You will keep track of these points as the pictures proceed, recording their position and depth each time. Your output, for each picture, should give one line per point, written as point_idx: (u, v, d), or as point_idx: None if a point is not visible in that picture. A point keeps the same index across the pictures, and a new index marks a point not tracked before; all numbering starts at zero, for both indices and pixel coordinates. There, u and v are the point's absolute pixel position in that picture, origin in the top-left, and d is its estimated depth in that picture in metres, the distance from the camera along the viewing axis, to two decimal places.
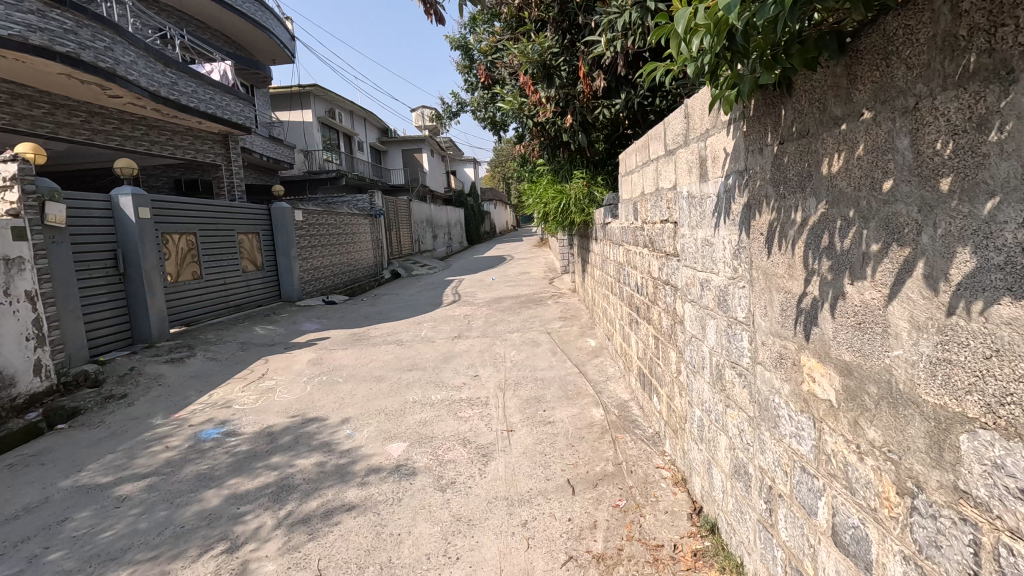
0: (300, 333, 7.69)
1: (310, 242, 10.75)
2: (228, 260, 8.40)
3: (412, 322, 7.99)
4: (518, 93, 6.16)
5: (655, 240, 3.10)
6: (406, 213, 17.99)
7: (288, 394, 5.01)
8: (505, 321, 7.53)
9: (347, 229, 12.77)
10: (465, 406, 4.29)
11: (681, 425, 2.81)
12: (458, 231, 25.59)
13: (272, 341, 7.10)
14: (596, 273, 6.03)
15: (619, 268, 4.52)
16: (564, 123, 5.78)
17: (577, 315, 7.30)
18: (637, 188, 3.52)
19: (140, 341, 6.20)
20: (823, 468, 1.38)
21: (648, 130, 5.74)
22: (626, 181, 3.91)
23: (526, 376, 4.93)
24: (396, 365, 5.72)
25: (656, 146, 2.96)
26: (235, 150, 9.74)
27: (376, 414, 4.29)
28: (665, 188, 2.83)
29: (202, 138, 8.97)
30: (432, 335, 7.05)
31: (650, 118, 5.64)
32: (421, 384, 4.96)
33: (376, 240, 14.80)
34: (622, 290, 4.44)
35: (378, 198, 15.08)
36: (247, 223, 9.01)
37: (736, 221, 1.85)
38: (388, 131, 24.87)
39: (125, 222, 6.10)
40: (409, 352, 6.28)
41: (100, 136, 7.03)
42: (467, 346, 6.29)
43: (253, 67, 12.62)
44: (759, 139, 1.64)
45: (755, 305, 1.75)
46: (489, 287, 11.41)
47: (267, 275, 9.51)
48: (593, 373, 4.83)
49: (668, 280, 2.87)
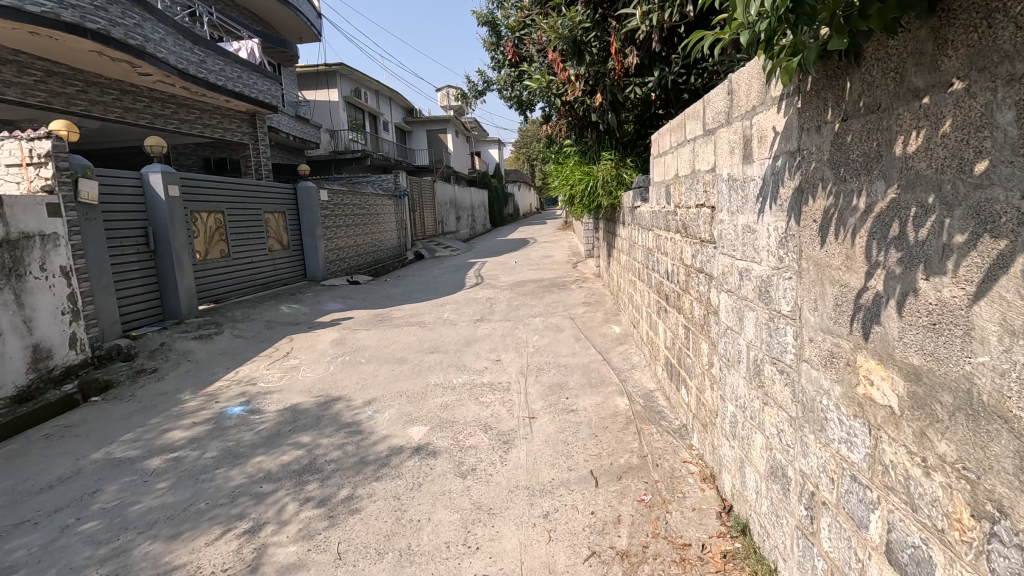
0: (325, 312, 7.76)
1: (335, 222, 10.81)
2: (255, 239, 8.50)
3: (435, 304, 7.98)
4: (546, 71, 5.97)
5: (690, 225, 2.95)
6: (430, 194, 17.95)
7: (311, 373, 5.05)
8: (527, 305, 7.44)
9: (371, 209, 12.80)
10: (487, 391, 4.25)
11: (712, 419, 2.70)
12: (481, 213, 25.48)
13: (297, 319, 7.18)
14: (623, 258, 5.87)
15: (648, 254, 4.36)
16: (594, 103, 5.58)
17: (601, 301, 7.16)
18: (671, 170, 3.35)
19: (170, 317, 6.33)
20: (879, 479, 1.27)
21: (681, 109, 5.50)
22: (658, 162, 3.74)
23: (548, 362, 4.86)
24: (418, 347, 5.72)
25: (694, 125, 2.79)
26: (262, 130, 9.78)
27: (398, 396, 4.29)
28: (702, 171, 2.67)
29: (230, 116, 9.02)
30: (454, 318, 7.02)
31: (684, 97, 5.40)
32: (443, 367, 4.94)
33: (400, 221, 14.82)
34: (650, 278, 4.30)
35: (402, 179, 15.06)
36: (273, 202, 9.08)
37: (784, 206, 1.71)
38: (413, 111, 24.75)
39: (155, 200, 6.19)
40: (431, 334, 6.26)
41: (131, 114, 7.11)
42: (489, 330, 6.24)
43: (280, 46, 12.62)
44: (816, 116, 1.49)
45: (803, 298, 1.61)
46: (513, 270, 11.31)
47: (293, 255, 9.61)
48: (618, 361, 4.72)
49: (702, 268, 2.73)
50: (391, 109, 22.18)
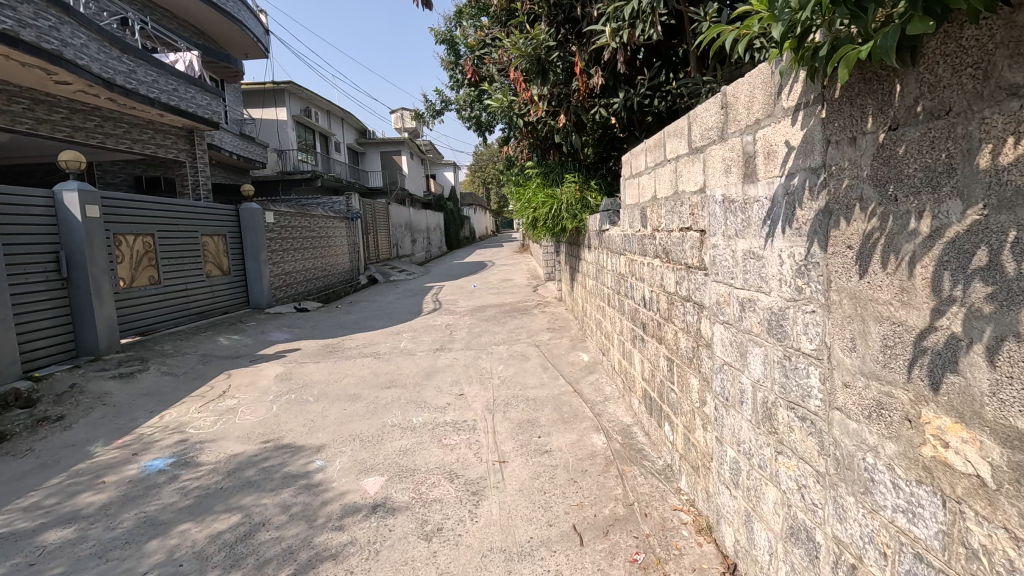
0: (269, 343, 7.13)
1: (282, 245, 10.16)
2: (191, 264, 7.79)
3: (391, 333, 7.51)
4: (508, 91, 5.78)
5: (672, 250, 2.75)
6: (384, 216, 17.44)
7: (251, 415, 4.50)
8: (490, 332, 7.11)
9: (321, 232, 12.19)
10: (450, 431, 3.87)
11: (706, 463, 2.45)
12: (437, 236, 25.09)
13: (236, 352, 6.54)
14: (589, 283, 5.68)
15: (619, 279, 4.16)
16: (557, 124, 5.42)
17: (566, 327, 6.93)
18: (648, 192, 3.16)
19: (85, 354, 5.57)
20: (962, 566, 1.03)
21: (645, 132, 5.44)
22: (631, 183, 3.56)
23: (516, 395, 4.53)
24: (373, 381, 5.26)
25: (676, 144, 2.61)
26: (201, 147, 9.11)
27: (350, 440, 3.83)
28: (687, 192, 2.48)
29: (164, 132, 8.33)
30: (412, 347, 6.59)
31: (648, 119, 5.35)
32: (401, 404, 4.51)
33: (352, 244, 14.23)
34: (622, 304, 4.09)
35: (355, 201, 14.53)
36: (212, 224, 8.40)
37: (803, 230, 1.50)
38: (366, 132, 24.29)
39: (70, 221, 5.49)
40: (387, 366, 5.80)
41: (46, 126, 6.37)
42: (450, 360, 5.86)
43: (224, 61, 12.00)
44: (848, 125, 1.29)
45: (835, 336, 1.39)
46: (472, 294, 10.97)
47: (234, 281, 8.90)
48: (589, 392, 4.46)
49: (689, 296, 2.52)
50: (343, 129, 21.64)
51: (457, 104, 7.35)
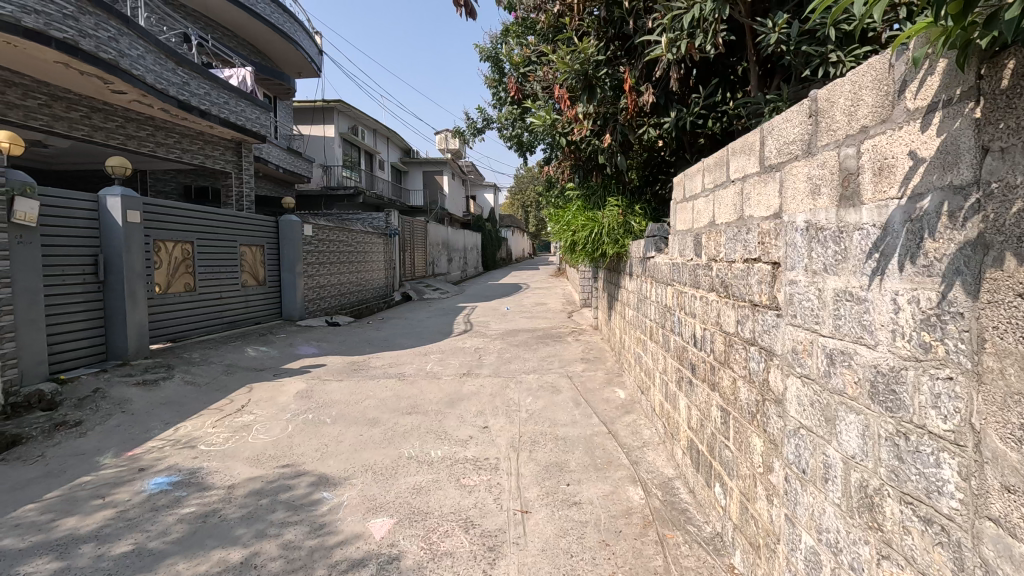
0: (296, 357, 7.02)
1: (318, 258, 10.20)
2: (228, 273, 7.84)
3: (418, 353, 7.27)
4: (552, 108, 5.55)
5: (733, 284, 2.38)
6: (422, 234, 17.50)
7: (265, 434, 4.29)
8: (520, 358, 6.78)
9: (358, 247, 12.25)
10: (471, 470, 3.53)
11: (768, 544, 2.03)
12: (474, 256, 25.09)
13: (262, 364, 6.44)
14: (630, 314, 5.30)
15: (664, 312, 3.78)
16: (602, 144, 5.14)
17: (601, 358, 6.52)
18: (704, 215, 2.81)
19: (113, 358, 5.56)
20: None
21: (695, 155, 5.09)
22: (684, 207, 3.21)
23: (544, 433, 4.16)
24: (394, 405, 5.00)
25: (743, 161, 2.26)
26: (248, 159, 9.30)
27: (362, 472, 3.54)
28: (756, 218, 2.12)
29: (213, 143, 8.54)
30: (438, 370, 6.32)
31: (700, 141, 5.01)
32: (420, 434, 4.21)
33: (388, 260, 14.26)
34: (667, 340, 3.69)
35: (394, 218, 14.62)
36: (251, 235, 8.49)
37: (938, 269, 1.12)
38: (410, 152, 24.76)
39: (111, 225, 5.56)
40: (411, 389, 5.54)
41: (100, 133, 6.57)
42: (476, 387, 5.54)
43: (278, 79, 12.40)
44: (1020, 127, 0.93)
45: (989, 418, 1.00)
46: (504, 317, 10.68)
47: (268, 291, 8.93)
48: (625, 435, 4.04)
49: (754, 341, 2.13)
50: (388, 148, 22.11)
51: (499, 123, 7.18)
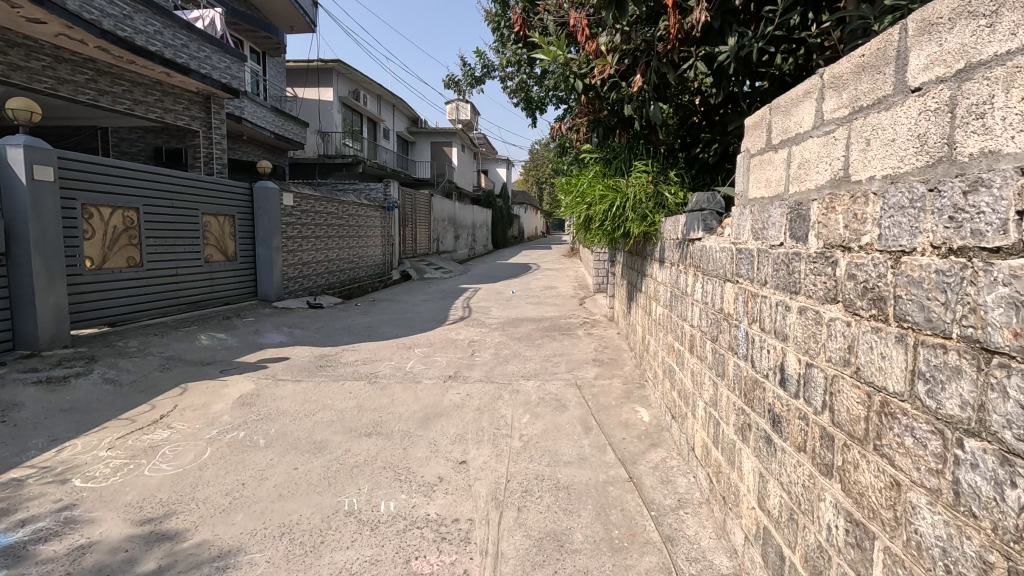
0: (258, 347, 5.99)
1: (302, 231, 9.11)
2: (186, 246, 6.80)
3: (402, 346, 6.20)
4: (564, 42, 4.31)
5: (900, 295, 1.22)
6: (425, 208, 16.31)
7: (172, 462, 3.24)
8: (520, 357, 5.67)
9: (351, 220, 11.15)
10: (430, 543, 2.44)
11: None
12: (483, 234, 23.95)
13: (212, 357, 5.40)
14: (659, 312, 4.14)
15: (719, 319, 2.60)
16: (631, 88, 3.92)
17: (617, 361, 5.39)
18: (823, 164, 1.60)
19: (21, 347, 4.56)
20: None
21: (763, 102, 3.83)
22: (773, 156, 1.99)
23: (542, 477, 3.06)
24: (353, 421, 3.93)
25: (966, 38, 1.05)
26: (219, 116, 8.15)
27: (277, 538, 2.48)
28: (1008, 159, 0.94)
29: (175, 95, 7.40)
30: (421, 370, 5.25)
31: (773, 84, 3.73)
32: (376, 472, 3.14)
33: (386, 236, 13.15)
34: (723, 362, 2.53)
35: (394, 190, 13.45)
36: (217, 203, 7.42)
37: None
38: (418, 121, 23.43)
39: (14, 183, 4.50)
40: (380, 398, 4.46)
41: (20, 74, 5.47)
42: (461, 397, 4.45)
43: (265, 30, 11.13)
44: None
45: None
46: (509, 302, 9.55)
47: (240, 268, 7.89)
48: (653, 485, 2.93)
49: (988, 433, 0.97)
50: (394, 117, 20.78)
51: (502, 70, 5.86)
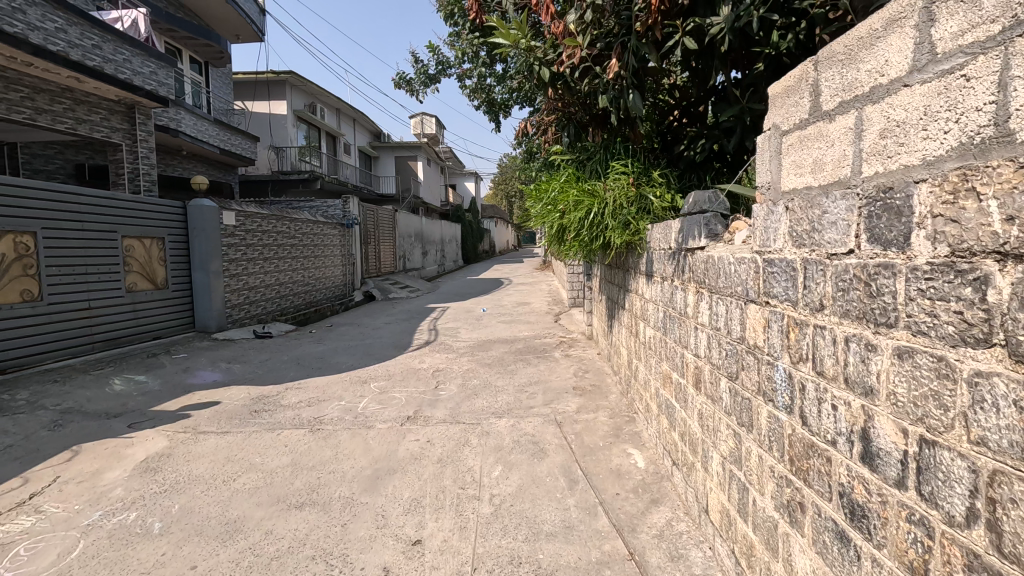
0: (185, 389, 5.12)
1: (247, 253, 8.24)
2: (103, 275, 5.92)
3: (357, 380, 5.44)
4: (526, 25, 3.74)
5: None
6: (390, 225, 15.55)
7: (22, 569, 2.41)
8: (491, 389, 4.97)
9: (306, 239, 10.32)
10: None
11: None
12: (453, 249, 23.29)
13: (123, 406, 4.52)
14: (649, 333, 3.55)
15: (741, 352, 1.98)
16: (606, 74, 3.36)
17: (601, 389, 4.76)
18: (939, 123, 1.00)
19: None
20: None
21: (768, 84, 3.29)
22: (825, 126, 1.39)
23: (520, 562, 2.37)
24: (284, 486, 3.17)
25: None
26: (145, 127, 7.29)
27: None
28: None
29: (90, 104, 6.53)
30: (376, 410, 4.51)
31: (778, 64, 3.20)
32: (302, 565, 2.40)
33: (347, 255, 12.33)
34: (750, 410, 1.91)
35: (353, 206, 12.66)
36: (142, 224, 6.54)
37: None
38: (381, 136, 22.71)
39: None
40: (321, 450, 3.69)
41: None
42: (421, 444, 3.72)
43: (205, 38, 10.31)
44: None
45: None
46: (479, 322, 8.88)
47: (173, 297, 6.98)
48: (661, 566, 2.28)
49: None
50: (355, 132, 19.99)
51: (458, 66, 5.26)
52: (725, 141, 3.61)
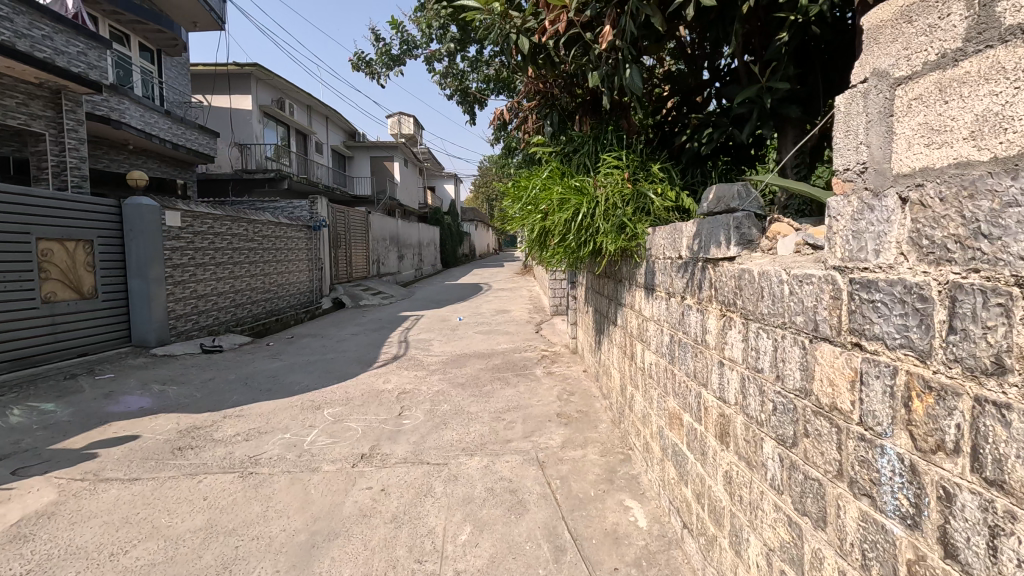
0: (102, 419, 4.34)
1: (196, 258, 7.42)
2: (13, 285, 5.09)
3: (309, 406, 4.73)
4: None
5: None
6: (363, 228, 14.78)
7: None
8: (463, 417, 4.31)
9: (267, 242, 9.51)
10: None
11: None
12: (431, 252, 22.58)
13: (14, 445, 3.72)
14: (649, 359, 2.95)
15: (804, 412, 1.38)
16: (599, 44, 2.77)
17: (590, 416, 4.15)
18: None
19: None
20: None
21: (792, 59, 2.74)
22: (1012, 53, 0.79)
23: None
24: (189, 562, 2.46)
25: None
26: (74, 116, 6.45)
27: None
28: None
29: (5, 87, 5.71)
30: (326, 445, 3.82)
31: (810, 32, 2.63)
32: None
33: (314, 259, 11.52)
34: (823, 499, 1.30)
35: (322, 207, 11.86)
36: (66, 224, 5.73)
37: None
38: (356, 135, 21.88)
39: None
40: (248, 505, 2.97)
41: None
42: (374, 495, 3.05)
43: (156, 22, 9.45)
44: None
45: None
46: (455, 333, 8.22)
47: (104, 308, 6.15)
48: None
49: None
50: (327, 130, 19.13)
51: (426, 46, 4.64)
52: (737, 131, 3.05)
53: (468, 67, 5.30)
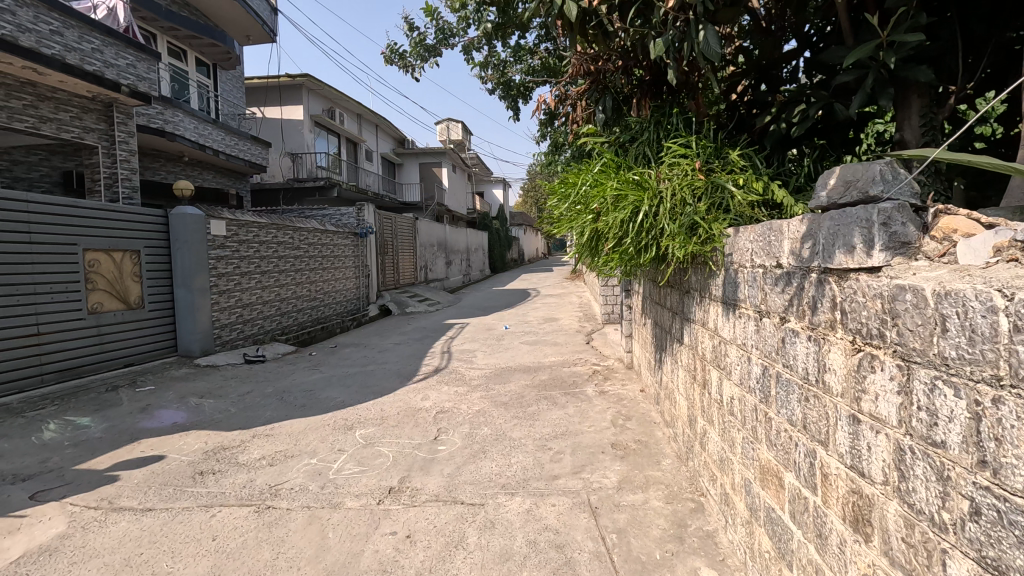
0: (133, 436, 4.18)
1: (242, 267, 7.40)
2: (60, 295, 5.11)
3: (341, 426, 4.40)
4: None
5: None
6: (410, 234, 14.70)
7: None
8: (505, 444, 3.83)
9: (314, 249, 9.47)
10: None
11: None
12: (479, 257, 22.37)
13: (40, 465, 3.58)
14: (730, 390, 2.36)
15: None
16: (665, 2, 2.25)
17: (650, 449, 3.56)
18: None
19: None
20: None
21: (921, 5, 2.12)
22: None
23: None
24: None
25: None
26: (125, 128, 6.53)
27: None
28: None
29: (59, 100, 5.82)
30: (351, 475, 3.44)
31: None
32: None
33: (361, 266, 11.45)
34: None
35: (368, 213, 11.78)
36: (113, 234, 5.74)
37: None
38: (405, 142, 22.07)
39: None
40: (257, 550, 2.61)
41: None
42: (396, 544, 2.62)
43: (209, 36, 9.66)
44: None
45: None
46: (500, 343, 7.78)
47: (151, 317, 6.16)
48: None
49: None
50: (377, 137, 19.31)
51: (464, 33, 4.24)
52: (842, 105, 2.44)
53: (511, 56, 4.86)
